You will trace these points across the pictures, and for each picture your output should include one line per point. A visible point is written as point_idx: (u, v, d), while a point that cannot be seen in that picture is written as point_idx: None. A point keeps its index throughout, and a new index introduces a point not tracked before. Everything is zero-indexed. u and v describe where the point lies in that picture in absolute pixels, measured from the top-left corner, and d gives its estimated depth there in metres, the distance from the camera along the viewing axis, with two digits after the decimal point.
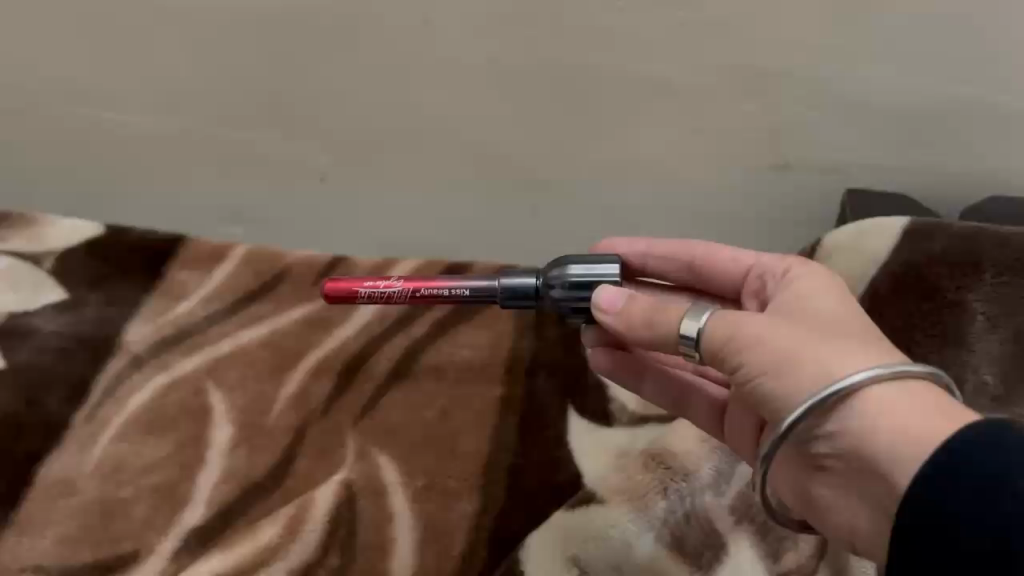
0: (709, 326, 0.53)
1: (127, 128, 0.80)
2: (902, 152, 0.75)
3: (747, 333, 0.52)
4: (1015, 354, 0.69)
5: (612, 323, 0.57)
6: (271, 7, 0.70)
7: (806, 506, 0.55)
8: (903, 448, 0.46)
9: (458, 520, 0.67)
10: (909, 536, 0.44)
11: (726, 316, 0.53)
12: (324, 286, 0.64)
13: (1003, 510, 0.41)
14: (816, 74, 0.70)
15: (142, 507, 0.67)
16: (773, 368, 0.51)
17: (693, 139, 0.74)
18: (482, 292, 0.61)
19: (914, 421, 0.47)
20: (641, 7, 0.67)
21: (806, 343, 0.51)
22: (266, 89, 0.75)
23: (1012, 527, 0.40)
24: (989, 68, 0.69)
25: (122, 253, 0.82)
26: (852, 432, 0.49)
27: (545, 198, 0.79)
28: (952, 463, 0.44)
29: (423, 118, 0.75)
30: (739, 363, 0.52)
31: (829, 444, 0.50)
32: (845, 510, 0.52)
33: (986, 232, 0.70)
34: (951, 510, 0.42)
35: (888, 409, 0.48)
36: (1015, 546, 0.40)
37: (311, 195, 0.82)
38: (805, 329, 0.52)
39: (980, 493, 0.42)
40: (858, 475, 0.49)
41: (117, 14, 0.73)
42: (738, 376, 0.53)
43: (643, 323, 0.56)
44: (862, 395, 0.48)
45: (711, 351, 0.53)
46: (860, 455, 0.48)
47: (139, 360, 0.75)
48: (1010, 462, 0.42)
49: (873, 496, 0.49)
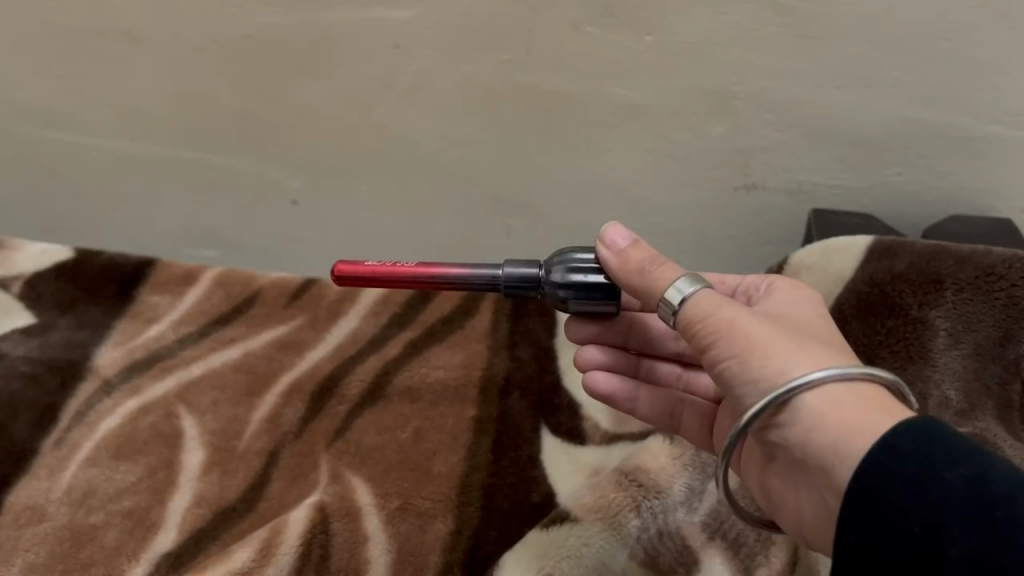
0: (691, 300, 0.50)
1: (102, 151, 0.89)
2: (868, 171, 0.76)
3: (721, 316, 0.49)
4: (977, 372, 0.67)
5: (607, 262, 0.55)
6: (264, 34, 0.77)
7: (764, 497, 0.53)
8: (846, 443, 0.42)
9: (432, 541, 0.64)
10: (845, 532, 0.40)
11: (710, 294, 0.50)
12: (337, 268, 0.59)
13: (931, 500, 0.37)
14: (779, 96, 0.73)
15: (113, 533, 0.65)
16: (739, 354, 0.47)
17: (656, 158, 0.79)
18: (486, 280, 0.58)
19: (863, 414, 0.43)
20: (607, 32, 0.71)
21: (777, 338, 0.47)
22: (255, 120, 0.83)
23: (940, 518, 0.36)
24: (949, 90, 0.70)
25: (92, 276, 0.84)
26: (803, 422, 0.45)
27: (519, 220, 0.86)
28: (889, 453, 0.39)
29: (399, 143, 0.82)
30: (706, 347, 0.49)
31: (777, 433, 0.47)
32: (792, 500, 0.49)
33: (948, 249, 0.68)
34: (880, 504, 0.38)
35: (841, 403, 0.44)
36: (944, 538, 0.36)
37: (286, 222, 0.91)
38: (781, 327, 0.49)
39: (910, 483, 0.38)
40: (801, 468, 0.46)
41: (103, 44, 0.80)
42: (705, 361, 0.50)
43: (637, 271, 0.53)
44: (821, 390, 0.44)
45: (683, 327, 0.51)
46: (802, 446, 0.45)
47: (110, 384, 0.76)
48: (943, 451, 0.38)
49: (815, 491, 0.46)
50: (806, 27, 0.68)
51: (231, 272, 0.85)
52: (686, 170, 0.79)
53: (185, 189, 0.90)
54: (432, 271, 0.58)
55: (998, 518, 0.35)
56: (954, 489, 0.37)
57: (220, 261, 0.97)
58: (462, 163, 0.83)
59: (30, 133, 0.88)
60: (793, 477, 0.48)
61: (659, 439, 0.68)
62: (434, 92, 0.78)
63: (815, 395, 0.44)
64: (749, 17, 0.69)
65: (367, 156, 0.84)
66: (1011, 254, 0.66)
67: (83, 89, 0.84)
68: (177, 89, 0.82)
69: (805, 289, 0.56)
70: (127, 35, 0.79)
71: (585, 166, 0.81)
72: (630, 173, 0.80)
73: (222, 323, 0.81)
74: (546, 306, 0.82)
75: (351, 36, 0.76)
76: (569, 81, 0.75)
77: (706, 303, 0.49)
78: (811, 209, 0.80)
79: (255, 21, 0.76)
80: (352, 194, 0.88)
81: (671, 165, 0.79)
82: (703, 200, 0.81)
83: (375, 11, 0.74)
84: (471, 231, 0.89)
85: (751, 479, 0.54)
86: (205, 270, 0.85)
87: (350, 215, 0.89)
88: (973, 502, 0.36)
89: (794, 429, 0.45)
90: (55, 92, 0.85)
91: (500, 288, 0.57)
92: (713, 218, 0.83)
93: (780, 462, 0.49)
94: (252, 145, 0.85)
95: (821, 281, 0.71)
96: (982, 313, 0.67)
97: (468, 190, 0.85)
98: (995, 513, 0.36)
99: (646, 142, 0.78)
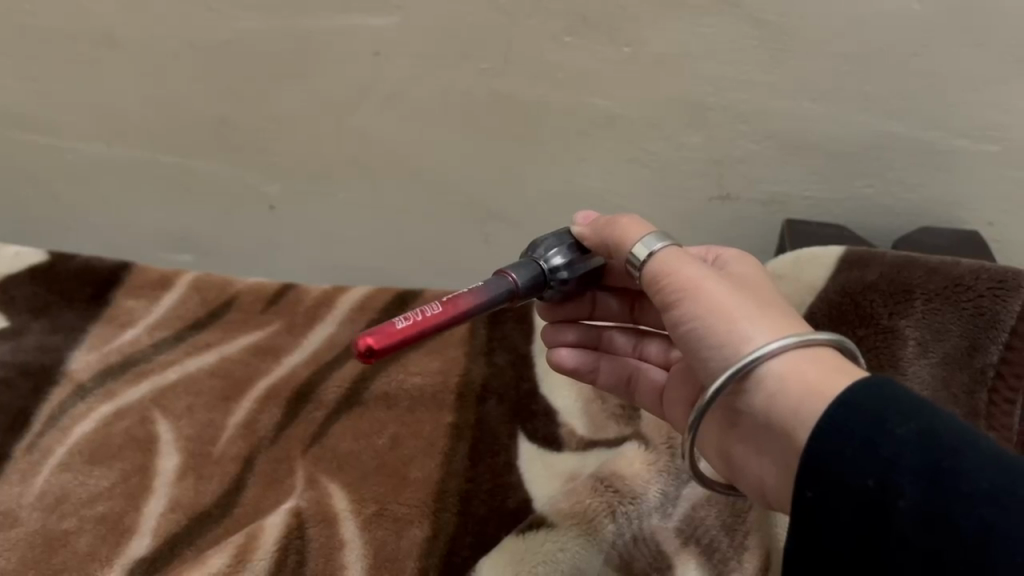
0: (658, 260, 0.52)
1: (76, 154, 0.88)
2: (839, 183, 0.78)
3: (684, 275, 0.51)
4: (945, 381, 0.68)
5: (579, 236, 0.58)
6: (241, 38, 0.77)
7: (725, 466, 0.54)
8: (807, 405, 0.44)
9: (409, 546, 0.65)
10: (803, 490, 0.40)
11: (675, 255, 0.52)
12: (385, 347, 0.48)
13: (883, 455, 0.38)
14: (754, 109, 0.74)
15: (86, 539, 0.65)
16: (705, 316, 0.49)
17: (633, 168, 0.80)
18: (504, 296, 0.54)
19: (821, 377, 0.44)
20: (583, 42, 0.72)
21: (739, 301, 0.49)
22: (232, 123, 0.83)
23: (892, 472, 0.37)
24: (918, 107, 0.72)
25: (67, 280, 0.84)
26: (767, 388, 0.46)
27: (496, 227, 0.87)
28: (844, 414, 0.40)
29: (377, 149, 0.83)
30: (670, 305, 0.51)
31: (741, 400, 0.48)
32: (755, 466, 0.51)
33: (918, 261, 0.69)
34: (834, 461, 0.39)
35: (801, 366, 0.45)
36: (895, 490, 0.37)
37: (262, 227, 0.91)
38: (741, 290, 0.51)
39: (862, 442, 0.39)
40: (762, 433, 0.47)
41: (79, 47, 0.80)
42: (670, 321, 0.52)
43: (608, 221, 0.56)
44: (785, 355, 0.46)
45: (647, 282, 0.53)
46: (765, 411, 0.46)
47: (84, 388, 0.76)
48: (894, 409, 0.39)
49: (779, 456, 0.47)
50: (780, 40, 0.70)
51: (207, 277, 0.85)
52: (663, 180, 0.80)
53: (160, 194, 0.90)
54: (463, 310, 0.51)
55: (944, 468, 0.37)
56: (905, 445, 0.38)
57: (196, 266, 0.97)
58: (440, 170, 0.84)
59: (5, 136, 0.88)
60: (754, 444, 0.49)
61: (636, 446, 0.69)
62: (412, 100, 0.79)
63: (779, 362, 0.46)
64: (725, 31, 0.70)
65: (345, 163, 0.84)
66: (980, 265, 0.67)
67: (59, 93, 0.84)
68: (155, 92, 0.82)
69: (752, 257, 0.57)
70: (105, 37, 0.79)
71: (563, 173, 0.81)
72: (607, 183, 0.81)
73: (197, 328, 0.81)
74: (523, 313, 0.82)
75: (330, 42, 0.76)
76: (547, 90, 0.76)
77: (669, 260, 0.52)
78: (784, 219, 0.81)
79: (234, 27, 0.76)
80: (330, 199, 0.88)
81: (647, 175, 0.80)
82: (678, 209, 0.82)
83: (354, 18, 0.74)
84: (448, 237, 0.89)
85: (711, 449, 0.55)
86: (181, 275, 0.85)
87: (328, 221, 0.90)
88: (921, 455, 0.37)
89: (758, 393, 0.47)
90: (30, 95, 0.84)
91: (515, 298, 0.54)
92: (688, 228, 0.84)
93: (741, 429, 0.50)
94: (229, 151, 0.85)
95: (796, 289, 0.72)
96: (951, 323, 0.68)
97: (444, 196, 0.86)
98: (941, 464, 0.37)
99: (623, 152, 0.79)
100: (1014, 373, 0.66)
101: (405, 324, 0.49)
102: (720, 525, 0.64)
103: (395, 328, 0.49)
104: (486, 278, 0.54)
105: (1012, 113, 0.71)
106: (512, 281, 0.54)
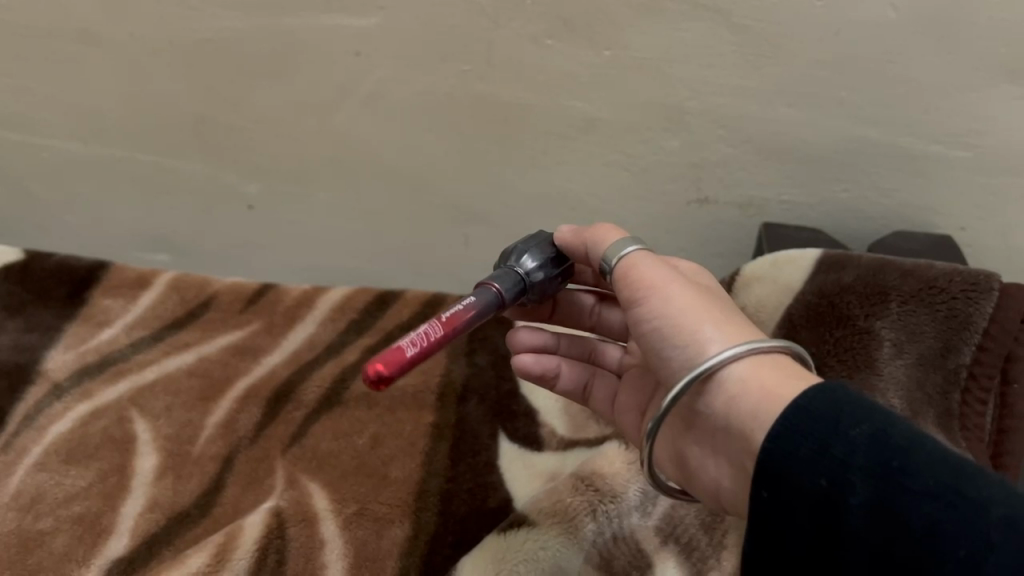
0: (629, 259, 0.53)
1: (52, 153, 0.88)
2: (815, 187, 0.79)
3: (653, 275, 0.52)
4: (920, 381, 0.68)
5: (562, 240, 0.59)
6: (219, 36, 0.76)
7: (682, 469, 0.55)
8: (763, 408, 0.44)
9: (389, 546, 0.64)
10: (759, 489, 0.41)
11: (646, 257, 0.54)
12: (395, 371, 0.47)
13: (836, 456, 0.39)
14: (732, 112, 0.75)
15: (62, 539, 0.64)
16: (671, 316, 0.50)
17: (612, 170, 0.81)
18: (489, 305, 0.54)
19: (780, 380, 0.45)
20: (564, 44, 0.73)
21: (704, 308, 0.50)
22: (211, 121, 0.83)
23: (845, 472, 0.38)
24: (893, 112, 0.73)
25: (43, 277, 0.83)
26: (727, 390, 0.47)
27: (476, 228, 0.88)
28: (800, 417, 0.41)
29: (356, 149, 0.83)
30: (634, 303, 0.52)
31: (701, 403, 0.49)
32: (711, 470, 0.51)
33: (892, 262, 0.69)
34: (789, 462, 0.40)
35: (760, 371, 0.46)
36: (847, 489, 0.38)
37: (240, 225, 0.91)
38: (707, 295, 0.52)
39: (817, 444, 0.39)
40: (719, 436, 0.48)
41: (55, 44, 0.79)
42: (634, 318, 0.52)
43: (588, 228, 0.58)
44: (743, 361, 0.47)
45: (615, 281, 0.54)
46: (725, 413, 0.47)
47: (60, 387, 0.75)
48: (848, 411, 0.40)
49: (736, 460, 0.48)
50: (757, 45, 0.70)
51: (185, 276, 0.85)
52: (641, 183, 0.81)
53: (137, 192, 0.90)
54: (459, 327, 0.51)
55: (893, 468, 0.37)
56: (857, 445, 0.38)
57: (173, 266, 0.97)
58: (421, 172, 0.84)
59: None
60: (712, 446, 0.50)
61: (617, 445, 0.69)
62: (393, 101, 0.79)
63: (739, 367, 0.47)
64: (704, 35, 0.70)
65: (325, 162, 0.84)
66: (952, 269, 0.68)
67: (35, 90, 0.83)
68: (133, 89, 0.81)
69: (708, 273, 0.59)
70: (83, 35, 0.78)
71: (543, 175, 0.82)
72: (587, 186, 0.82)
73: (176, 327, 0.81)
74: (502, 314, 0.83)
75: (311, 43, 0.76)
76: (528, 93, 0.76)
77: (639, 261, 0.53)
78: (762, 222, 0.82)
79: (213, 26, 0.76)
80: (310, 199, 0.88)
81: (627, 178, 0.81)
82: (657, 211, 0.83)
83: (334, 18, 0.74)
84: (427, 238, 0.90)
85: (667, 452, 0.56)
86: (159, 274, 0.85)
87: (308, 221, 0.90)
88: (874, 454, 0.38)
89: (718, 395, 0.47)
90: (5, 93, 0.84)
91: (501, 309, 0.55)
92: (667, 230, 0.85)
93: (700, 431, 0.51)
94: (208, 151, 0.85)
95: (774, 292, 0.73)
96: (925, 325, 0.68)
97: (425, 198, 0.86)
98: (890, 464, 0.37)
99: (603, 155, 0.80)
100: (986, 373, 0.67)
101: (412, 348, 0.49)
102: (698, 524, 0.64)
103: (403, 355, 0.48)
104: (472, 292, 0.54)
105: (985, 121, 0.72)
106: (496, 292, 0.54)
